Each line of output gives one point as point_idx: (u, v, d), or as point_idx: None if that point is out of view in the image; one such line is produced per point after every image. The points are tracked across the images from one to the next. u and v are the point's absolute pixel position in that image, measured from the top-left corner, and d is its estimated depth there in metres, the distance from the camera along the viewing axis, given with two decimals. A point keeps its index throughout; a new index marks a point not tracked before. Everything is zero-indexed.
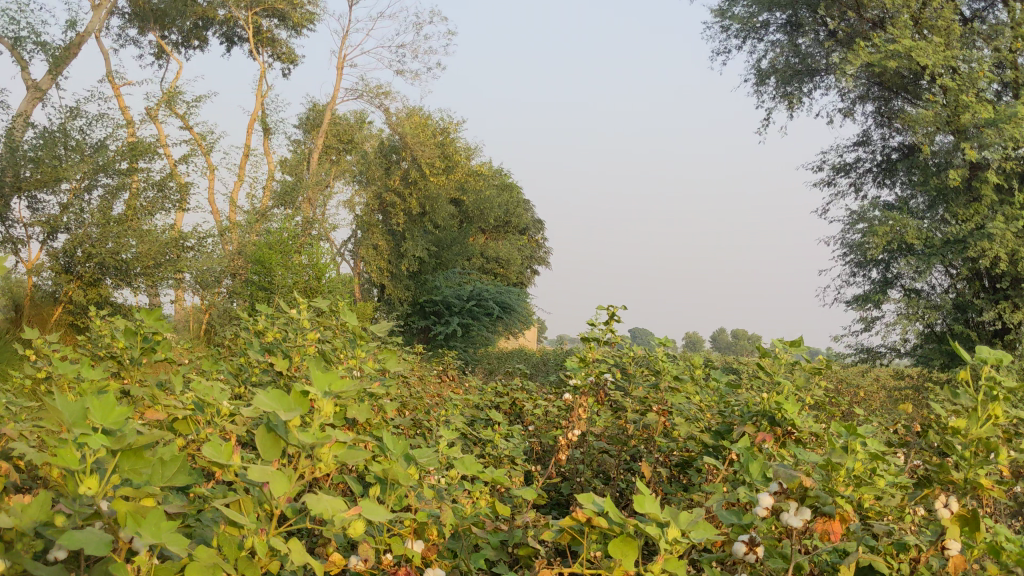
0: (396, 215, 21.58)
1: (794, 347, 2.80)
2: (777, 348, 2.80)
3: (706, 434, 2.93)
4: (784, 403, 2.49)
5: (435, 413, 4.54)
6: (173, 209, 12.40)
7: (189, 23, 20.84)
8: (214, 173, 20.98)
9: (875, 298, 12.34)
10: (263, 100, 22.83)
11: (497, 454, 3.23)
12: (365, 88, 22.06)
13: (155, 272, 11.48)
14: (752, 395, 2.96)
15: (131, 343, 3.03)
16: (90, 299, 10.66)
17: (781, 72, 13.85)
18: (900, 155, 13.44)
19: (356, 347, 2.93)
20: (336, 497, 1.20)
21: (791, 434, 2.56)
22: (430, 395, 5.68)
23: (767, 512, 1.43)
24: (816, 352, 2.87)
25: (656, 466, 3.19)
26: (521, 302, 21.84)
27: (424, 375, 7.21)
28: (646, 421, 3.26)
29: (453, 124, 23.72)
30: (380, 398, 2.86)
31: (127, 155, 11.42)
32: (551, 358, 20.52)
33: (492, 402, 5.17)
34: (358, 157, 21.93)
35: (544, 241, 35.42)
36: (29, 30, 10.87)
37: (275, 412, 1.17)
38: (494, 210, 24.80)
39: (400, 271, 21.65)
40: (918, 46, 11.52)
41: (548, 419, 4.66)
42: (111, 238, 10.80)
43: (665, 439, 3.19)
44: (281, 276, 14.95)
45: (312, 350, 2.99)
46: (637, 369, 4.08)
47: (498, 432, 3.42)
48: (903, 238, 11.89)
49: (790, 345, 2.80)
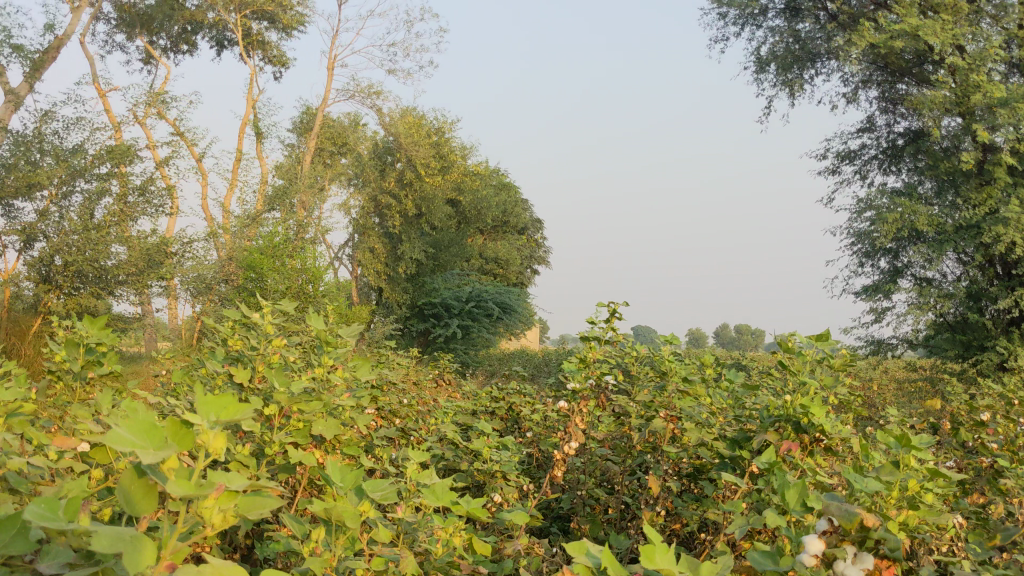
0: (392, 217, 21.25)
1: (820, 342, 2.47)
2: (800, 343, 2.47)
3: (720, 441, 2.61)
4: (813, 406, 2.16)
5: (425, 422, 4.24)
6: (156, 213, 12.09)
7: (177, 27, 20.52)
8: (205, 177, 20.65)
9: (886, 288, 12.02)
10: (255, 104, 22.49)
11: (488, 469, 2.93)
12: (357, 88, 21.75)
13: (137, 279, 11.20)
14: (768, 396, 2.64)
15: (71, 355, 2.70)
16: (69, 308, 10.33)
17: (781, 58, 13.50)
18: (906, 140, 13.14)
19: (324, 354, 2.59)
20: (228, 570, 0.86)
21: (819, 442, 2.24)
22: (422, 402, 5.39)
23: (815, 561, 1.14)
24: (843, 346, 2.53)
25: (664, 478, 2.88)
26: (522, 302, 21.51)
27: (419, 380, 6.91)
28: (652, 428, 2.91)
29: (448, 124, 23.41)
30: (350, 411, 2.53)
31: (105, 159, 11.08)
32: (554, 359, 20.19)
33: (487, 408, 4.86)
34: (353, 160, 21.61)
35: (543, 241, 35.10)
36: (4, 33, 10.55)
37: (140, 459, 0.83)
38: (492, 210, 24.50)
39: (397, 274, 21.30)
40: (924, 24, 11.18)
41: (548, 425, 4.36)
42: (91, 244, 10.47)
43: (676, 451, 2.87)
44: (273, 280, 14.69)
45: (276, 360, 2.66)
46: (641, 371, 3.78)
47: (490, 445, 3.11)
48: (913, 225, 11.57)
49: (816, 340, 2.47)
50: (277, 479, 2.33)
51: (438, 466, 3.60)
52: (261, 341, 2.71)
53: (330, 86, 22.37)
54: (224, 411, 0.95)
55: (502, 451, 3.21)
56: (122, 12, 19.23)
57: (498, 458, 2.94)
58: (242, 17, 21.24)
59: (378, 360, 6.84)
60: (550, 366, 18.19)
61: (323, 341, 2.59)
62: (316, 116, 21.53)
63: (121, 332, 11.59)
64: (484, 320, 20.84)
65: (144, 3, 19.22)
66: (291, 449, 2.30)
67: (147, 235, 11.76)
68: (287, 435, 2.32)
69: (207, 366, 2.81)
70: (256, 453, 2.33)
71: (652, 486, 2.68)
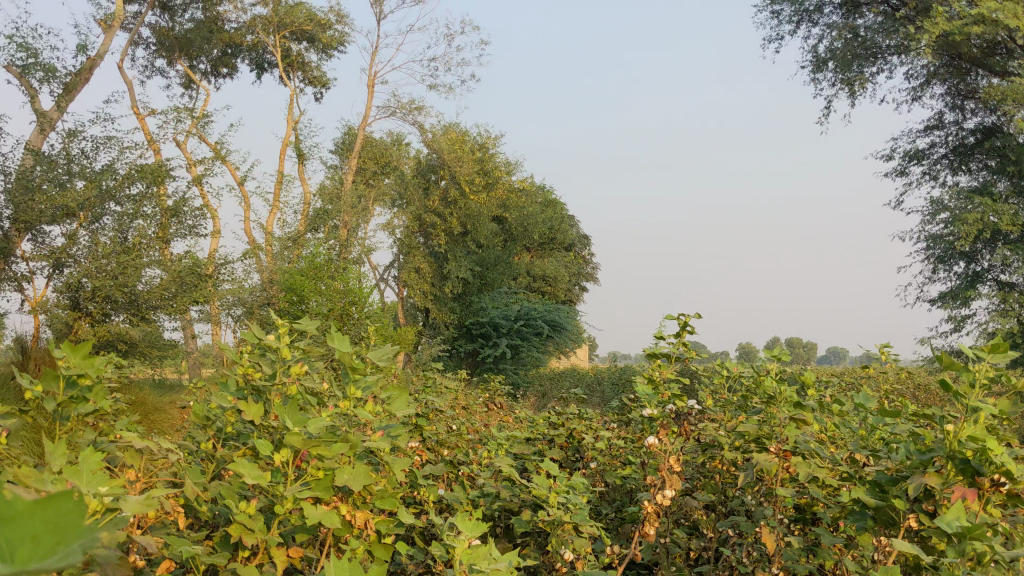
0: (437, 236, 20.88)
1: (993, 352, 1.78)
2: (970, 356, 1.77)
3: (856, 485, 2.07)
4: (992, 441, 1.61)
5: (477, 456, 3.76)
6: (189, 234, 11.80)
7: (217, 51, 20.32)
8: (247, 198, 20.29)
9: (966, 294, 11.65)
10: (296, 126, 22.14)
11: (555, 519, 2.42)
12: (398, 104, 21.40)
13: (171, 304, 10.95)
14: (908, 425, 2.07)
15: (48, 390, 2.21)
16: (100, 336, 10.04)
17: (839, 55, 12.90)
18: (977, 138, 12.69)
19: (350, 384, 2.05)
20: None
21: (1001, 488, 1.67)
22: (471, 428, 4.89)
23: None
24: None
25: (773, 529, 2.32)
26: (573, 320, 21.06)
27: (467, 404, 6.37)
28: (756, 464, 2.34)
29: (492, 140, 23.06)
30: (385, 454, 2.03)
31: (135, 179, 10.76)
32: (605, 378, 19.69)
33: (545, 435, 4.32)
34: (397, 180, 21.29)
35: (590, 259, 34.56)
36: (35, 55, 10.25)
37: None
38: (538, 226, 24.00)
39: (444, 294, 20.73)
40: (999, 9, 10.59)
41: (613, 454, 3.94)
42: (122, 269, 10.11)
43: (791, 496, 2.36)
44: (314, 303, 14.35)
45: (295, 393, 2.15)
46: (724, 392, 3.24)
47: (556, 485, 2.58)
48: (996, 226, 11.17)
49: (988, 351, 1.78)
50: (300, 537, 1.85)
51: (494, 506, 3.11)
52: (277, 370, 2.20)
53: (371, 105, 22.05)
54: (35, 556, 0.35)
55: (575, 492, 2.70)
56: (162, 36, 19.01)
57: (569, 504, 2.41)
58: (281, 38, 20.96)
59: (424, 383, 6.33)
60: (604, 387, 17.64)
61: (349, 366, 2.06)
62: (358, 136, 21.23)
63: (160, 360, 11.28)
64: (533, 339, 20.57)
65: (181, 28, 18.93)
66: (309, 504, 1.81)
67: (180, 256, 11.52)
68: (306, 485, 1.83)
69: (214, 401, 2.31)
70: (269, 509, 1.85)
71: (768, 542, 2.19)
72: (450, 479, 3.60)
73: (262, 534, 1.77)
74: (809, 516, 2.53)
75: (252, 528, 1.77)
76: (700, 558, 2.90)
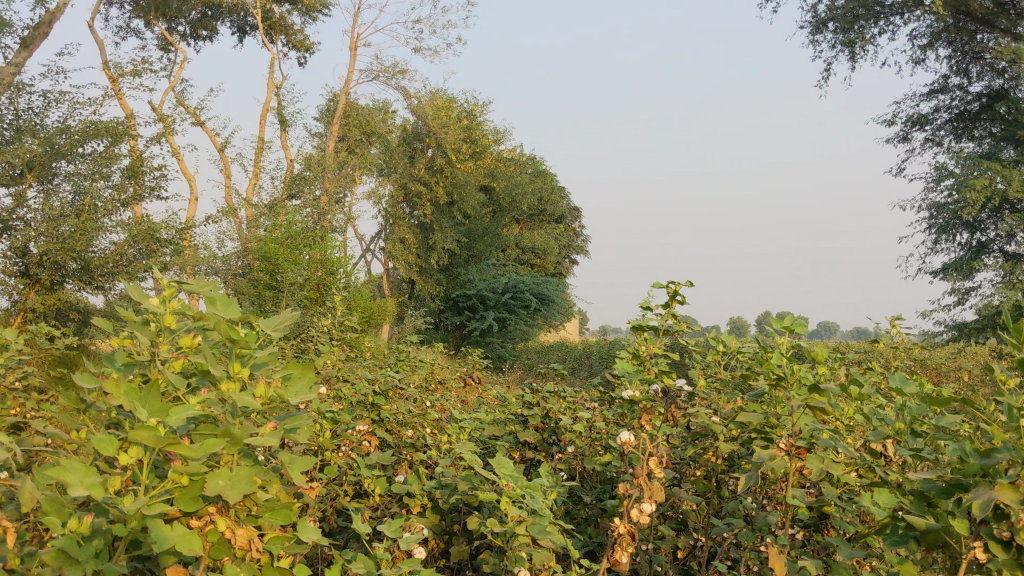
0: (423, 205, 20.41)
1: None
2: None
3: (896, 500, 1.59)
4: None
5: (438, 441, 3.30)
6: (148, 195, 11.37)
7: (196, 12, 19.71)
8: (225, 163, 19.71)
9: (972, 265, 11.31)
10: (278, 90, 21.51)
11: (511, 530, 1.94)
12: (383, 69, 20.84)
13: (128, 268, 10.47)
14: (955, 429, 1.59)
15: None
16: (50, 304, 9.58)
17: (841, 16, 12.45)
18: (983, 103, 12.30)
19: (234, 361, 1.57)
20: None
21: None
22: (439, 405, 4.41)
23: None
24: None
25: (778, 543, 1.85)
26: (561, 292, 20.64)
27: (440, 376, 5.87)
28: (761, 460, 1.88)
29: (480, 107, 22.58)
30: (279, 450, 1.56)
31: (88, 135, 10.35)
32: (594, 351, 19.35)
33: (519, 416, 3.84)
34: (381, 147, 20.75)
35: (580, 231, 34.19)
36: None
37: None
38: (527, 197, 23.52)
39: (430, 265, 20.31)
40: None
41: (594, 438, 3.46)
42: (66, 227, 9.63)
43: (802, 498, 1.90)
44: (291, 273, 13.73)
45: (171, 370, 1.67)
46: (720, 370, 2.77)
47: (517, 482, 2.10)
48: (1005, 193, 10.81)
49: None
50: (162, 564, 1.40)
51: (450, 499, 2.64)
52: (158, 346, 1.71)
53: (354, 70, 21.51)
54: None
55: (542, 485, 2.23)
56: None
57: (531, 512, 1.93)
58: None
59: (395, 357, 5.83)
60: (592, 361, 17.36)
61: (232, 339, 1.59)
62: (341, 101, 20.67)
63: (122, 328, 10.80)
64: (520, 312, 20.14)
65: None
66: (161, 523, 1.36)
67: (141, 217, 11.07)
68: (164, 497, 1.38)
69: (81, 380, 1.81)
70: (115, 526, 1.38)
71: (777, 565, 1.73)
72: (408, 465, 3.13)
73: (94, 566, 1.31)
74: (820, 521, 2.07)
75: (81, 558, 1.29)
76: (689, 563, 2.45)
